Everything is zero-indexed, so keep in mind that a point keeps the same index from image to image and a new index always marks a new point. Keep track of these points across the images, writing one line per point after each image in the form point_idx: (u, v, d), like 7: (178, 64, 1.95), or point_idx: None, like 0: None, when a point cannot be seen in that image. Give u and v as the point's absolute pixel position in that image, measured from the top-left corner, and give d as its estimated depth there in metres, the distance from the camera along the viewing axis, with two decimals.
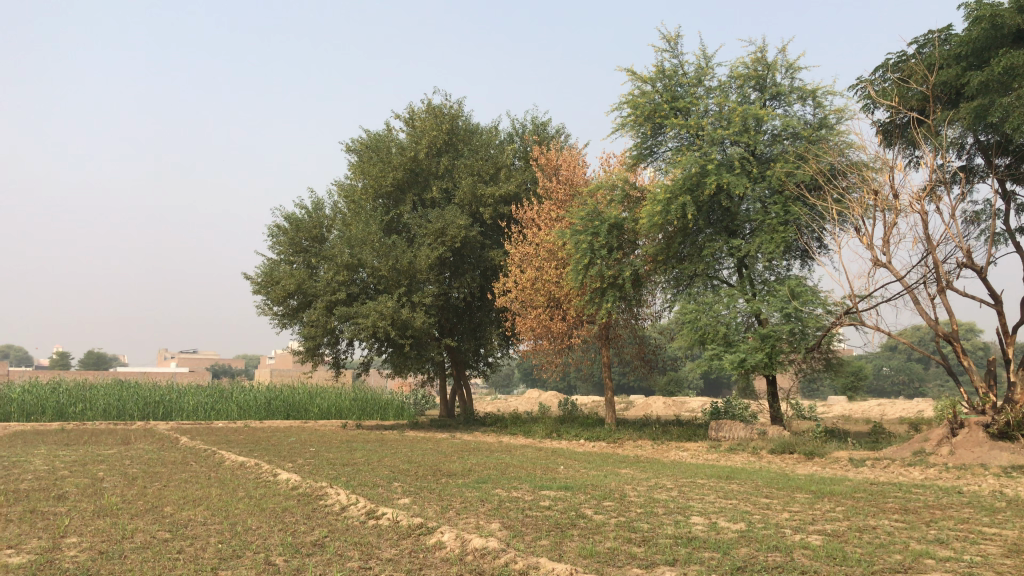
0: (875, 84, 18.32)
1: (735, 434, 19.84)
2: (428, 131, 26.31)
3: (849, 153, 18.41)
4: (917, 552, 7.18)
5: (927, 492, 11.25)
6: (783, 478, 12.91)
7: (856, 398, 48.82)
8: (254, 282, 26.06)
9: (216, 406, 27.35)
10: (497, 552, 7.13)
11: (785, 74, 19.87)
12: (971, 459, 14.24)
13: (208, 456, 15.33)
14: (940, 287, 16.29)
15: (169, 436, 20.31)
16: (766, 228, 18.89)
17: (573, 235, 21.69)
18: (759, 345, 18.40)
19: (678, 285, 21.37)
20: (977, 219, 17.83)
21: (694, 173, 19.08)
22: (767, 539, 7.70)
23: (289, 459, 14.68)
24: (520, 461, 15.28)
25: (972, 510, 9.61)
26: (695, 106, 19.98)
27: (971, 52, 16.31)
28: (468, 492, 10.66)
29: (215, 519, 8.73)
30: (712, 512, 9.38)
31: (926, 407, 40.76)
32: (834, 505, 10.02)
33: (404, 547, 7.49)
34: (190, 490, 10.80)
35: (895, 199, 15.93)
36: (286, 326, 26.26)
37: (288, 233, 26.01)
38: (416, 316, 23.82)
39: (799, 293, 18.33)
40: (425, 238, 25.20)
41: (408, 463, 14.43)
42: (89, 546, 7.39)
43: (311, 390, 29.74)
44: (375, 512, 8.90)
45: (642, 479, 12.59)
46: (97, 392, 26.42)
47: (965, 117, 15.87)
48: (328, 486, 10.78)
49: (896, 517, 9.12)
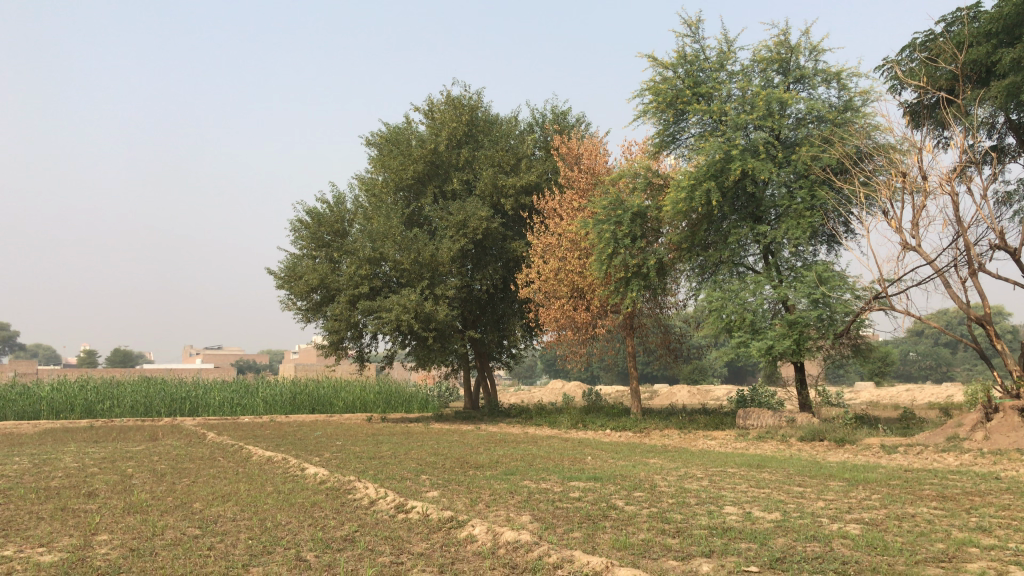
0: (902, 64, 18.01)
1: (764, 422, 19.65)
2: (447, 123, 26.16)
3: (876, 136, 18.13)
4: (960, 540, 7.00)
5: (964, 478, 11.06)
6: (815, 466, 12.68)
7: (884, 385, 48.14)
8: (277, 277, 26.14)
9: (242, 402, 27.46)
10: (530, 546, 7.01)
11: (809, 57, 19.58)
12: (1006, 444, 13.97)
13: (236, 451, 15.39)
14: (972, 270, 16.00)
15: (197, 431, 20.48)
16: (792, 214, 18.63)
17: (596, 225, 21.52)
18: (786, 332, 18.16)
19: (703, 273, 21.15)
20: (1009, 199, 17.49)
21: (718, 159, 18.89)
22: (803, 529, 7.54)
23: (316, 453, 14.69)
24: (547, 452, 15.22)
25: (1012, 496, 9.40)
26: (718, 91, 19.68)
27: (1002, 29, 15.96)
28: (496, 484, 10.59)
29: (245, 515, 8.69)
30: (745, 501, 9.23)
31: (957, 392, 40.25)
32: (870, 493, 9.83)
33: (436, 541, 7.41)
34: (218, 486, 10.81)
35: (924, 180, 15.64)
36: (309, 321, 26.31)
37: (310, 228, 25.98)
38: (439, 309, 23.74)
39: (827, 279, 18.05)
40: (448, 231, 25.17)
41: (435, 455, 14.39)
42: (121, 544, 7.36)
43: (336, 384, 29.84)
44: (404, 506, 8.84)
45: (672, 469, 12.46)
46: (124, 389, 26.62)
47: (998, 96, 15.55)
48: (356, 479, 10.74)
49: (935, 504, 8.92)
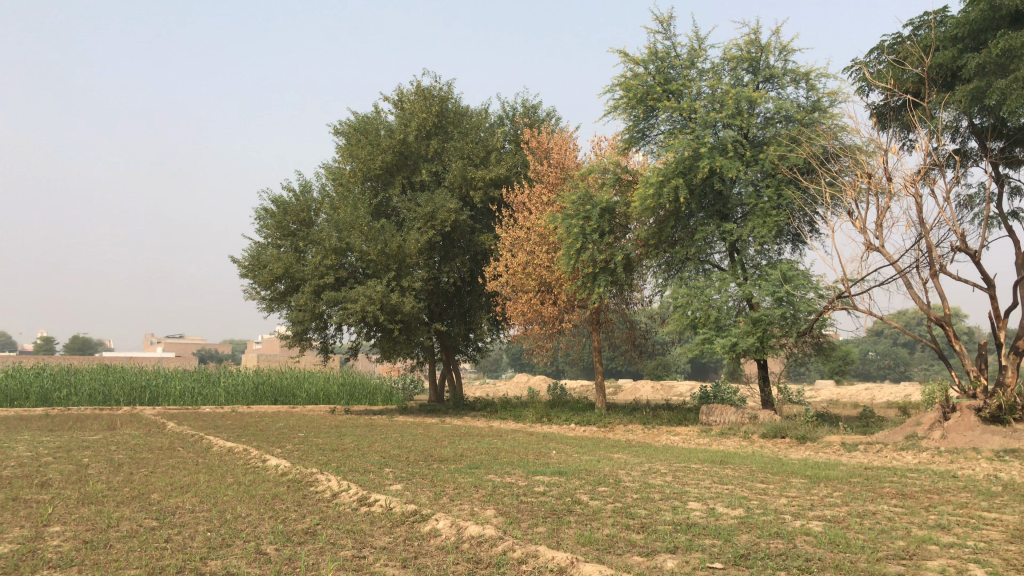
0: (870, 66, 18.19)
1: (727, 419, 19.80)
2: (417, 113, 25.96)
3: (842, 136, 18.31)
4: (921, 538, 7.06)
5: (922, 476, 11.20)
6: (778, 463, 12.78)
7: (844, 384, 48.76)
8: (241, 266, 25.83)
9: (203, 392, 27.08)
10: (495, 540, 6.95)
11: (778, 56, 19.71)
12: (963, 443, 14.23)
13: (195, 442, 15.13)
14: (934, 271, 16.22)
15: (156, 421, 20.16)
16: (758, 212, 18.79)
17: (565, 219, 21.49)
18: (750, 329, 18.31)
19: (669, 270, 21.25)
20: (971, 203, 17.75)
21: (686, 156, 18.98)
22: (767, 525, 7.56)
23: (278, 444, 14.50)
24: (512, 446, 15.19)
25: (970, 494, 9.55)
26: (688, 88, 19.74)
27: (968, 34, 16.17)
28: (461, 477, 10.52)
29: (204, 507, 8.53)
30: (709, 497, 9.27)
31: (914, 391, 41.11)
32: (832, 490, 9.92)
33: (398, 535, 7.32)
34: (176, 477, 10.61)
35: (889, 182, 15.81)
36: (273, 310, 26.01)
37: (275, 216, 25.65)
38: (406, 301, 23.55)
39: (791, 277, 18.20)
40: (416, 222, 25.00)
41: (398, 448, 14.29)
42: (73, 536, 7.17)
43: (299, 375, 29.58)
44: (367, 499, 8.73)
45: (636, 464, 12.47)
46: (82, 377, 26.18)
47: (962, 99, 15.74)
48: (319, 472, 10.62)
49: (895, 502, 9.01)
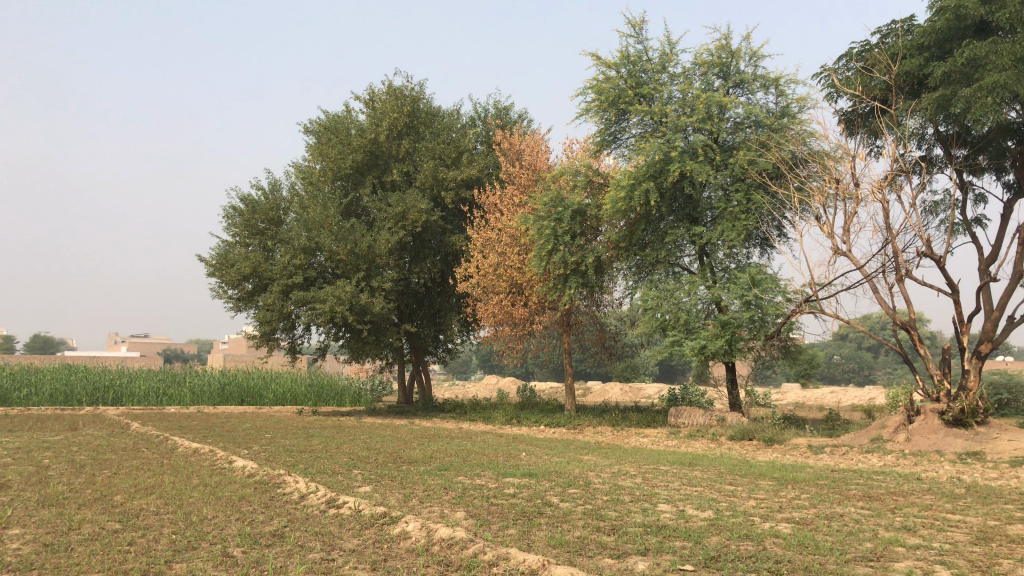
0: (839, 72, 18.39)
1: (695, 421, 19.91)
2: (389, 113, 25.85)
3: (811, 142, 18.48)
4: (887, 540, 7.13)
5: (888, 478, 11.32)
6: (745, 465, 12.85)
7: (810, 388, 49.20)
8: (208, 265, 25.54)
9: (168, 392, 26.71)
10: (465, 543, 6.89)
11: (748, 62, 19.87)
12: (926, 446, 14.42)
13: (159, 442, 14.90)
14: (899, 276, 16.43)
15: (120, 421, 19.82)
16: (727, 216, 18.96)
17: (536, 221, 21.49)
18: (719, 332, 18.40)
19: (639, 272, 21.33)
20: (936, 209, 18.01)
21: (657, 160, 19.05)
22: (736, 527, 7.59)
23: (244, 445, 14.36)
24: (481, 448, 15.14)
25: (934, 496, 9.66)
26: (659, 92, 19.86)
27: (934, 43, 16.40)
28: (430, 479, 10.41)
29: (168, 509, 8.37)
30: (678, 499, 9.29)
31: (877, 394, 41.83)
32: (799, 492, 9.99)
33: (367, 537, 7.24)
34: (140, 478, 10.44)
35: (856, 187, 15.98)
36: (240, 310, 25.73)
37: (243, 215, 25.39)
38: (375, 301, 23.39)
39: (759, 281, 18.35)
40: (386, 223, 24.86)
41: (367, 449, 14.19)
42: (33, 539, 7.00)
43: (266, 376, 29.26)
44: (336, 501, 8.64)
45: (605, 466, 12.49)
46: (43, 376, 25.76)
47: (928, 107, 15.96)
48: (286, 473, 10.49)
49: (862, 504, 9.09)
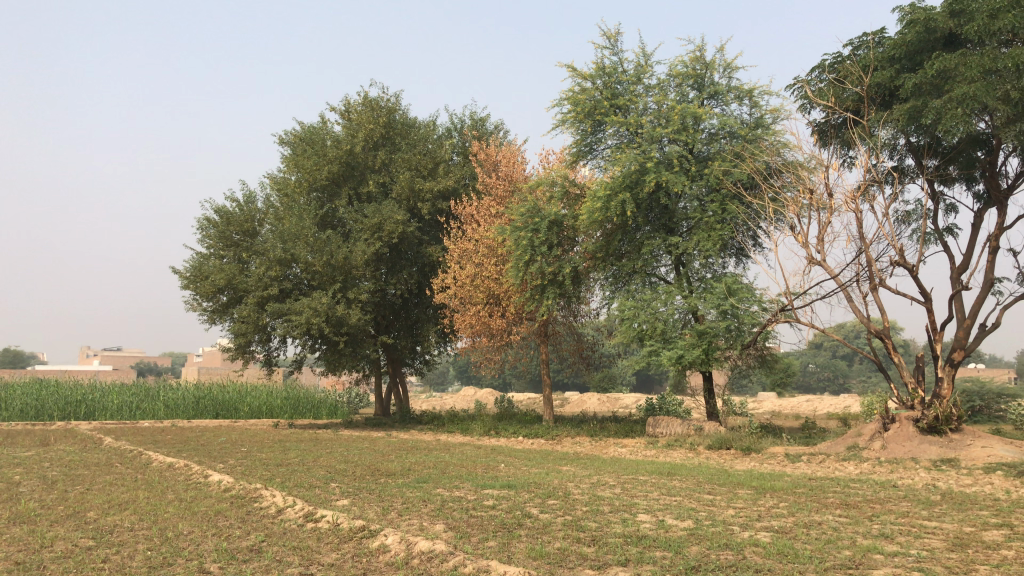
0: (811, 84, 18.59)
1: (673, 430, 19.96)
2: (364, 124, 25.77)
3: (785, 153, 18.65)
4: (865, 547, 7.16)
5: (864, 486, 11.40)
6: (723, 474, 12.89)
7: (786, 396, 49.47)
8: (182, 277, 25.30)
9: (142, 405, 26.40)
10: (445, 556, 6.84)
11: (723, 73, 20.03)
12: (901, 453, 14.55)
13: (133, 457, 14.69)
14: (873, 285, 16.60)
15: (91, 436, 19.54)
16: (703, 226, 19.10)
17: (513, 232, 21.46)
18: (695, 342, 18.47)
19: (616, 282, 21.39)
20: (908, 218, 18.23)
21: (633, 171, 19.14)
22: (716, 537, 7.60)
23: (221, 459, 14.21)
24: (460, 460, 15.07)
25: (911, 503, 9.74)
26: (635, 104, 19.99)
27: (905, 55, 16.61)
28: (409, 492, 10.34)
29: (143, 525, 8.24)
30: (658, 509, 9.29)
31: (852, 403, 42.19)
32: (778, 500, 10.02)
33: (346, 551, 7.18)
34: (114, 494, 10.27)
35: (830, 198, 16.15)
36: (215, 322, 25.48)
37: (218, 227, 25.19)
38: (352, 313, 23.29)
39: (736, 290, 18.46)
40: (362, 234, 24.76)
41: (344, 462, 14.08)
42: (5, 557, 6.88)
43: (242, 388, 28.97)
44: (313, 515, 8.56)
45: (584, 477, 12.48)
46: (13, 391, 25.45)
47: (900, 118, 16.17)
48: (263, 487, 10.38)
49: (840, 512, 9.14)
